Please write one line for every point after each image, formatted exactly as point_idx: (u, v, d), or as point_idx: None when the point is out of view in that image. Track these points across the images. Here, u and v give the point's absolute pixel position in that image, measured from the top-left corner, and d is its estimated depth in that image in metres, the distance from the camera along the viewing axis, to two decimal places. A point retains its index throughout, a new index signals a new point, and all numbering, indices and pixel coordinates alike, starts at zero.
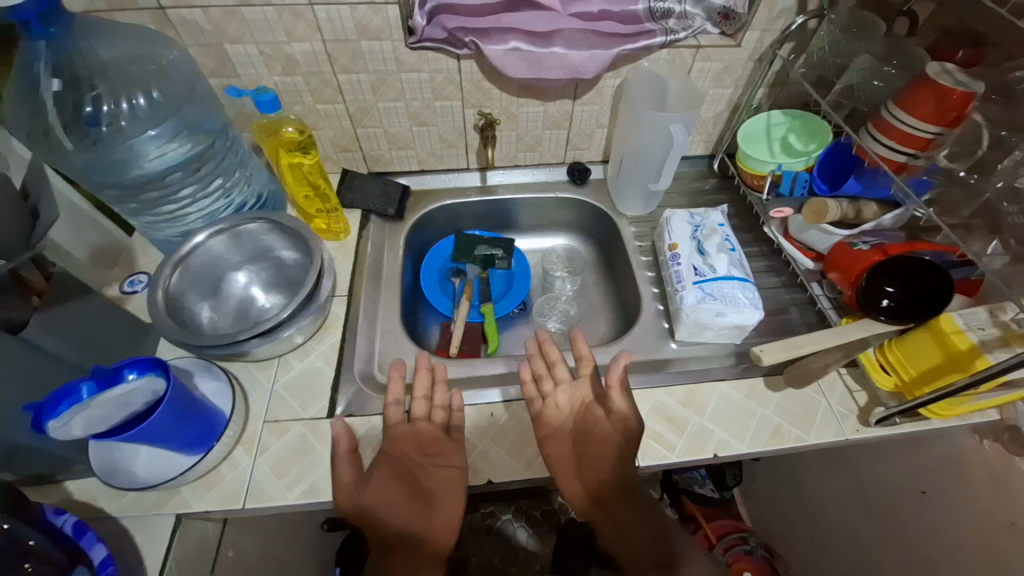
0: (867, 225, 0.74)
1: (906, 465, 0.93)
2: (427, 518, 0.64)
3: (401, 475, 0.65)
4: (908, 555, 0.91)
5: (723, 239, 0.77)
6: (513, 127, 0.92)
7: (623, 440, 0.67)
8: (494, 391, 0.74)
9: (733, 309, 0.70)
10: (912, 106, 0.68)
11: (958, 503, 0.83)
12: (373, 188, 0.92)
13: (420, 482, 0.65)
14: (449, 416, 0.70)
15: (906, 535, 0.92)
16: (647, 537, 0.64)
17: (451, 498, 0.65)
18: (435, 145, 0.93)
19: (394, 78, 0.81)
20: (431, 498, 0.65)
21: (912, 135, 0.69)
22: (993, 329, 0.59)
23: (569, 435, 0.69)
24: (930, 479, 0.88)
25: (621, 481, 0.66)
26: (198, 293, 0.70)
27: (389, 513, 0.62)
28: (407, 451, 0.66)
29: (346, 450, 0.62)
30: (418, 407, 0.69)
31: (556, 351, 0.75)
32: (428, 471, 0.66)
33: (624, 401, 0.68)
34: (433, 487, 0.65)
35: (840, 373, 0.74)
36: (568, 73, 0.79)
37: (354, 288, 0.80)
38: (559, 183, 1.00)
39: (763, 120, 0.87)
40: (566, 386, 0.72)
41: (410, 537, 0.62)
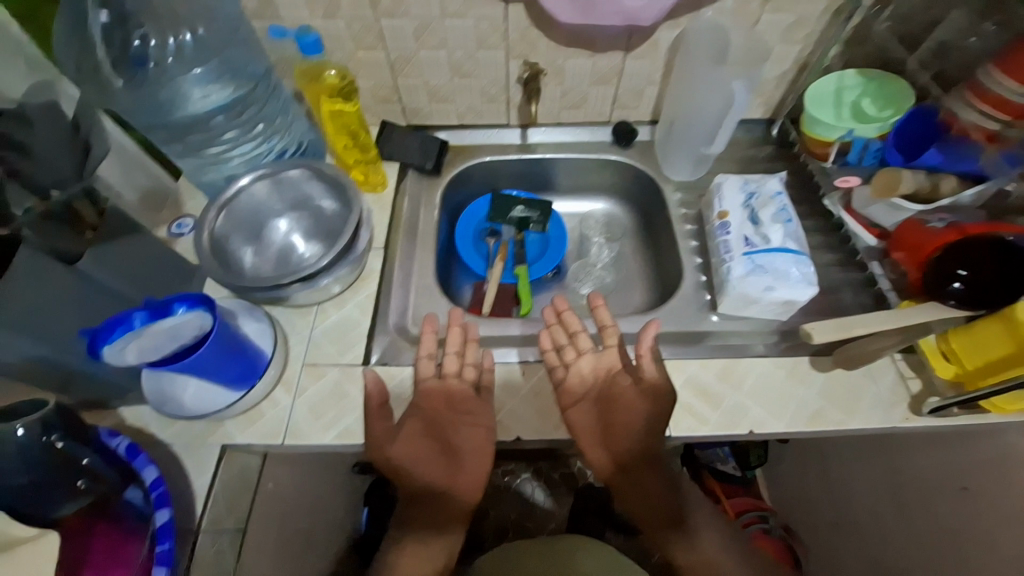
0: (944, 201, 0.67)
1: (949, 460, 0.88)
2: (452, 473, 0.66)
3: (428, 429, 0.67)
4: (939, 550, 0.89)
5: (781, 210, 0.72)
6: (558, 82, 0.87)
7: (652, 413, 0.65)
8: (512, 351, 0.75)
9: (784, 283, 0.66)
10: (1014, 69, 0.60)
11: (1002, 503, 0.79)
12: (411, 141, 0.90)
13: (447, 437, 0.67)
14: (481, 374, 0.70)
15: (939, 530, 0.89)
16: (668, 503, 0.65)
17: (478, 457, 0.66)
18: (476, 99, 0.90)
19: (437, 24, 0.77)
20: (456, 454, 0.67)
21: (1009, 102, 0.61)
22: None
23: (592, 404, 0.69)
24: (976, 476, 0.84)
25: (647, 452, 0.66)
26: (242, 237, 0.72)
27: (417, 467, 0.65)
28: (437, 407, 0.67)
29: (377, 404, 0.62)
30: (449, 364, 0.70)
31: (577, 321, 0.73)
32: (457, 428, 0.67)
33: (656, 369, 0.66)
34: (459, 443, 0.67)
35: (893, 360, 0.69)
36: (623, 20, 0.73)
37: (391, 242, 0.80)
38: (602, 144, 0.95)
39: (835, 81, 0.80)
40: (590, 355, 0.71)
41: (433, 490, 0.65)
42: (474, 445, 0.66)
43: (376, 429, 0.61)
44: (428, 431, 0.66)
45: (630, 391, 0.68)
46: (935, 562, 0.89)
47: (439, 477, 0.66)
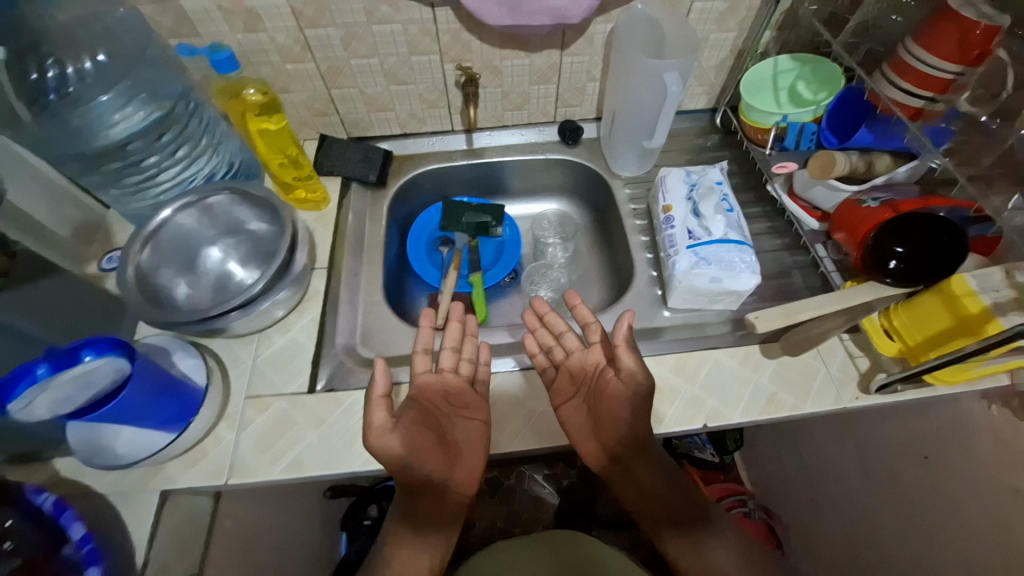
0: (878, 178, 0.68)
1: (909, 431, 0.90)
2: (453, 468, 0.63)
3: (425, 419, 0.63)
4: (907, 518, 0.91)
5: (721, 199, 0.72)
6: (498, 83, 0.86)
7: (633, 397, 0.65)
8: (509, 359, 0.75)
9: (730, 275, 0.67)
10: (933, 44, 0.61)
11: (960, 468, 0.81)
12: (353, 154, 0.87)
13: (444, 429, 0.65)
14: (476, 369, 0.71)
15: (907, 498, 0.91)
16: (661, 490, 0.66)
17: (475, 453, 0.64)
18: (416, 105, 0.88)
19: (365, 31, 0.75)
20: (454, 446, 0.64)
21: (930, 76, 0.63)
22: (1008, 291, 0.56)
23: (582, 400, 0.69)
24: (934, 443, 0.86)
25: (636, 441, 0.65)
26: (173, 269, 0.68)
27: (421, 461, 0.58)
28: (434, 402, 0.66)
29: (381, 393, 0.57)
30: (446, 359, 0.70)
31: (561, 323, 0.74)
32: (455, 421, 0.66)
33: (632, 358, 0.65)
34: (457, 436, 0.65)
35: (841, 339, 0.70)
36: (551, 18, 0.72)
37: (334, 261, 0.77)
38: (549, 144, 0.95)
39: (770, 66, 0.80)
40: (578, 353, 0.71)
41: (433, 483, 0.61)
42: (464, 438, 0.65)
43: (376, 419, 0.55)
44: (426, 421, 0.62)
45: (620, 383, 0.66)
46: (905, 531, 0.91)
47: (443, 469, 0.61)
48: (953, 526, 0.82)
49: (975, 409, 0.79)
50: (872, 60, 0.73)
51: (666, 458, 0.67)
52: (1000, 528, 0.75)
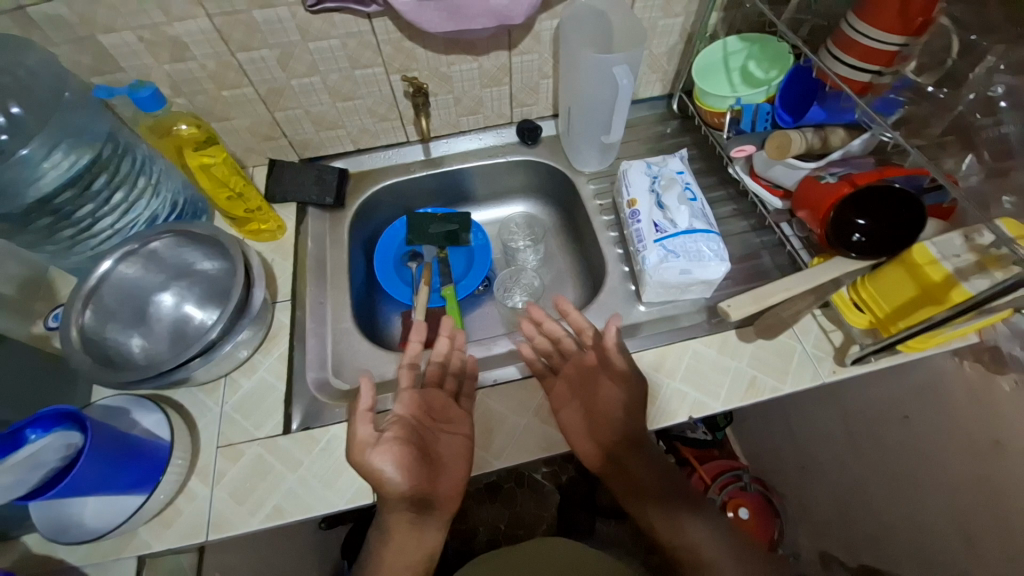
0: (834, 154, 0.68)
1: (888, 391, 0.92)
2: (434, 481, 0.60)
3: (409, 434, 0.61)
4: (895, 477, 0.93)
5: (684, 189, 0.72)
6: (449, 90, 0.83)
7: (627, 397, 0.65)
8: (510, 367, 0.72)
9: (700, 265, 0.67)
10: (875, 16, 0.61)
11: (939, 425, 0.83)
12: (305, 176, 0.84)
13: (427, 444, 0.62)
14: (463, 385, 0.70)
15: (893, 456, 0.93)
16: (659, 486, 0.63)
17: (460, 466, 0.62)
18: (366, 120, 0.85)
19: (301, 50, 0.72)
20: (437, 461, 0.61)
21: (875, 50, 0.62)
22: (970, 255, 0.55)
23: (579, 405, 0.68)
24: (914, 403, 0.87)
25: (634, 437, 0.64)
26: (121, 323, 0.64)
27: (399, 471, 0.56)
28: (419, 415, 0.64)
29: (365, 408, 0.58)
30: (430, 373, 0.70)
31: (558, 328, 0.74)
32: (437, 435, 0.63)
33: (623, 361, 0.66)
34: (440, 452, 0.62)
35: (814, 315, 0.71)
36: (493, 21, 0.70)
37: (297, 291, 0.74)
38: (509, 146, 0.93)
39: (719, 49, 0.80)
40: (574, 358, 0.71)
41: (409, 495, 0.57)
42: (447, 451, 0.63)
43: (360, 431, 0.56)
44: (409, 436, 0.60)
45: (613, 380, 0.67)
46: (893, 488, 0.94)
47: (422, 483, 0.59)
48: (938, 481, 0.85)
49: (949, 367, 0.81)
50: (817, 32, 0.73)
51: (662, 456, 0.65)
52: (982, 479, 0.77)
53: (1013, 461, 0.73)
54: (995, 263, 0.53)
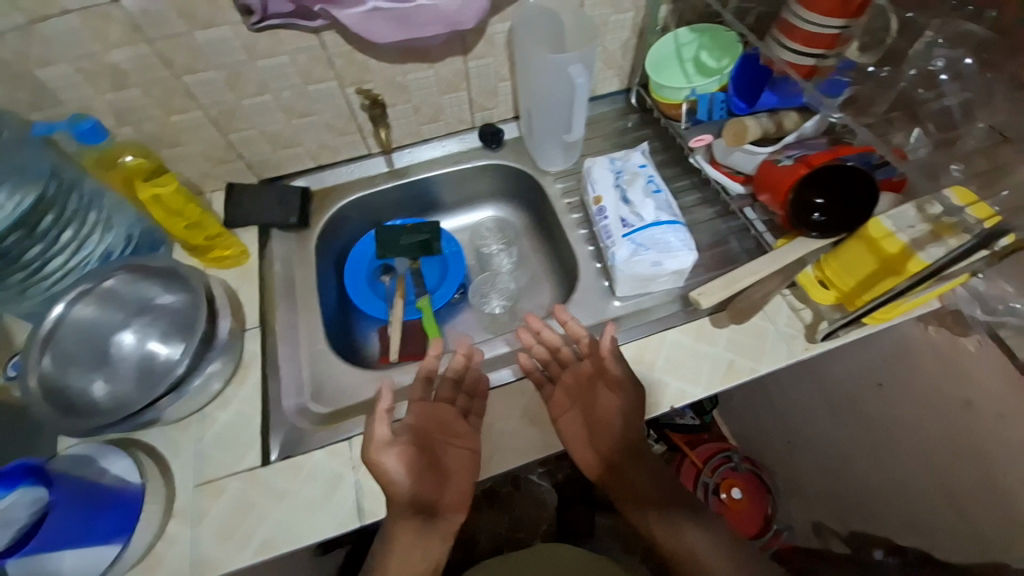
0: (789, 137, 0.70)
1: (856, 360, 0.95)
2: (440, 489, 0.61)
3: (418, 442, 0.61)
4: (876, 440, 0.96)
5: (647, 182, 0.73)
6: (407, 99, 0.82)
7: (627, 404, 0.64)
8: (505, 370, 0.72)
9: (668, 255, 0.68)
10: (812, 1, 0.63)
11: (911, 387, 0.86)
12: (267, 198, 0.82)
13: (436, 453, 0.62)
14: (472, 403, 0.67)
15: (872, 421, 0.96)
16: (656, 493, 0.64)
17: (462, 478, 0.62)
18: (325, 135, 0.83)
19: (249, 69, 0.70)
20: (442, 471, 0.62)
21: (815, 36, 0.65)
22: (923, 226, 0.60)
23: (579, 412, 0.67)
24: (886, 369, 0.90)
25: (634, 443, 0.65)
26: (82, 367, 0.62)
27: (405, 478, 0.57)
28: (427, 427, 0.63)
29: (386, 409, 0.57)
30: (442, 389, 0.68)
31: (557, 336, 0.72)
32: (446, 447, 0.63)
33: (619, 367, 0.66)
34: (446, 462, 0.62)
35: (783, 295, 0.72)
36: (446, 27, 0.68)
37: (267, 316, 0.72)
38: (473, 151, 0.92)
39: (671, 41, 0.81)
40: (574, 366, 0.70)
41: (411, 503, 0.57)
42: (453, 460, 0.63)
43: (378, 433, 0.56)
44: (418, 445, 0.60)
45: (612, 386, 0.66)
46: (875, 451, 0.96)
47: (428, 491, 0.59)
48: (917, 441, 0.87)
49: (916, 333, 0.83)
50: (763, 19, 0.74)
51: (659, 462, 0.66)
52: (958, 434, 0.80)
53: (984, 416, 0.76)
54: (948, 230, 0.57)
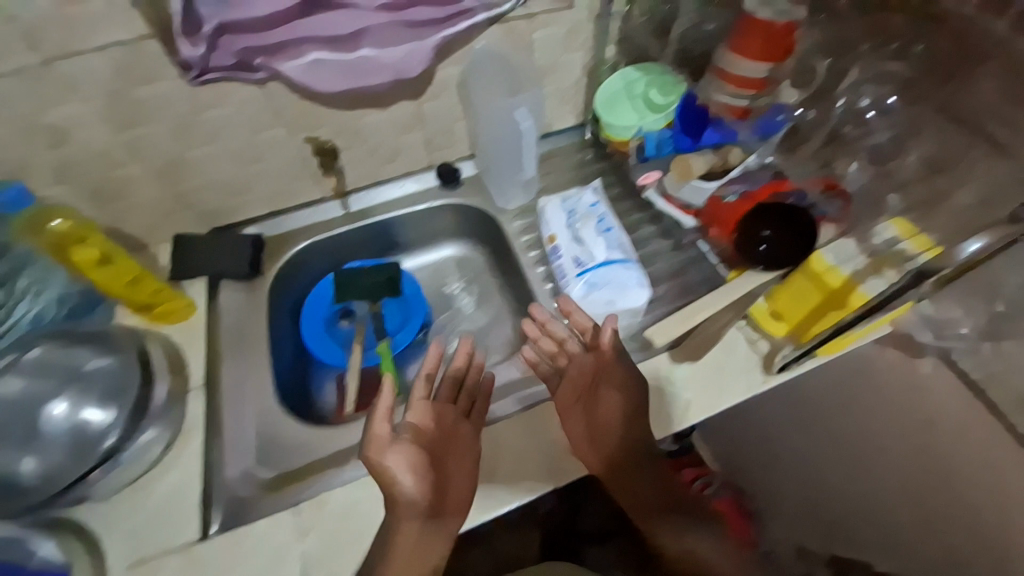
0: (734, 171, 0.71)
1: (825, 381, 0.93)
2: (441, 492, 0.59)
3: (420, 441, 0.61)
4: (849, 459, 0.94)
5: (599, 222, 0.74)
6: (360, 144, 0.82)
7: (630, 406, 0.64)
8: (509, 399, 0.70)
9: (622, 295, 0.70)
10: (745, 49, 0.66)
11: (879, 408, 0.85)
12: (218, 248, 0.80)
13: (439, 454, 0.61)
14: (474, 403, 0.66)
15: (844, 440, 0.94)
16: (661, 502, 0.68)
17: (464, 480, 0.60)
18: (277, 182, 0.81)
19: (194, 122, 0.69)
20: (444, 473, 0.60)
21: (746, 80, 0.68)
22: (863, 257, 0.61)
23: (582, 411, 0.66)
24: (850, 388, 0.89)
25: (635, 446, 0.65)
26: (11, 444, 0.60)
27: (407, 479, 0.57)
28: (431, 429, 0.62)
29: (383, 409, 0.58)
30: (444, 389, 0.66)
31: (563, 328, 0.69)
32: (448, 448, 0.62)
33: (619, 362, 0.65)
34: (449, 465, 0.61)
35: (738, 327, 0.71)
36: (391, 75, 0.70)
37: (212, 375, 0.70)
38: (431, 191, 0.92)
39: (620, 79, 0.82)
40: (580, 359, 0.68)
41: (416, 508, 0.57)
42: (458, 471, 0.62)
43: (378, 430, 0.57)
44: (419, 444, 0.60)
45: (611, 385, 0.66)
46: (847, 470, 0.95)
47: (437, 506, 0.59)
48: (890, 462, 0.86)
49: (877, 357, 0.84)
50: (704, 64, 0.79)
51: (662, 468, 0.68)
52: (929, 453, 0.80)
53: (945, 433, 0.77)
54: (890, 259, 0.59)
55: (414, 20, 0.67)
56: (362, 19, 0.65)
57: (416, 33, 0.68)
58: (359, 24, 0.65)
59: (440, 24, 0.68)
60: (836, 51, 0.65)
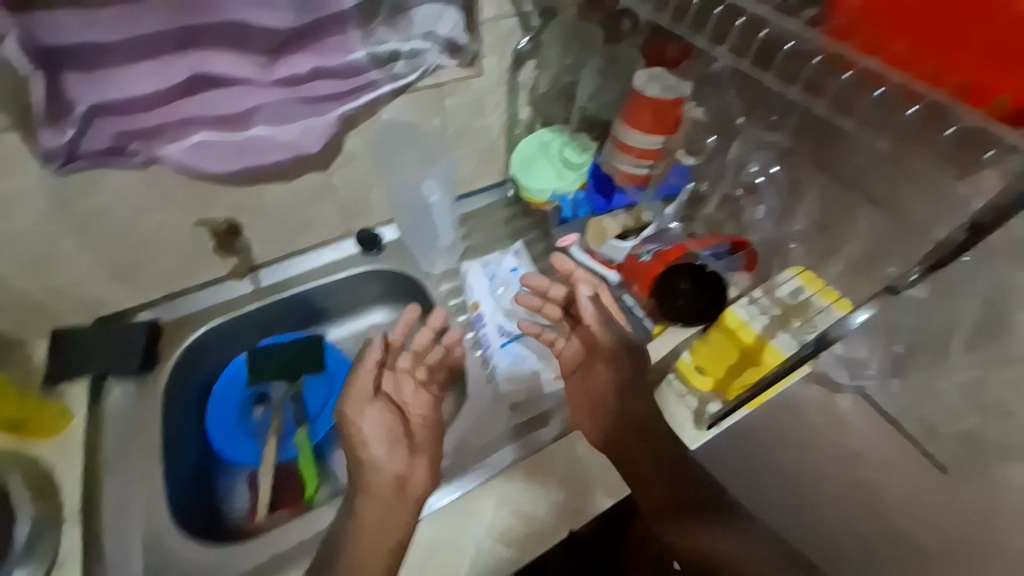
0: (647, 231, 0.74)
1: None
2: (407, 460, 0.61)
3: (393, 407, 0.66)
4: None
5: (521, 288, 0.76)
6: (266, 218, 0.78)
7: (620, 377, 0.67)
8: (505, 451, 0.65)
9: (548, 362, 0.73)
10: (635, 123, 0.66)
11: None
12: (104, 342, 0.72)
13: (406, 422, 0.66)
14: (435, 380, 0.72)
15: None
16: (680, 496, 0.61)
17: (429, 452, 0.63)
18: (174, 263, 0.75)
19: (64, 211, 0.63)
20: (411, 441, 0.64)
21: (645, 149, 0.68)
22: (774, 309, 0.65)
23: (579, 379, 0.68)
24: None
25: (637, 424, 0.64)
26: None
27: (375, 438, 0.62)
28: (400, 404, 0.67)
29: (375, 361, 0.67)
30: (407, 363, 0.70)
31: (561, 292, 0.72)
32: (413, 420, 0.66)
33: (604, 333, 0.68)
34: (413, 433, 0.65)
35: (666, 382, 0.68)
36: (287, 150, 0.70)
37: (91, 498, 0.63)
38: (350, 259, 0.87)
39: (535, 140, 0.83)
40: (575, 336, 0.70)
41: (381, 475, 0.59)
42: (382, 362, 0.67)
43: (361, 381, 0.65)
44: (394, 408, 0.66)
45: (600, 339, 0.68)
46: None
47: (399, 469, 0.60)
48: None
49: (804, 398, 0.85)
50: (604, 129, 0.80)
51: (662, 447, 0.63)
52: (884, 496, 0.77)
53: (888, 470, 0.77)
54: (798, 313, 0.64)
55: (313, 95, 0.65)
56: (257, 96, 0.62)
57: (315, 108, 0.67)
58: (254, 101, 0.62)
59: (339, 98, 0.68)
60: (720, 130, 0.69)
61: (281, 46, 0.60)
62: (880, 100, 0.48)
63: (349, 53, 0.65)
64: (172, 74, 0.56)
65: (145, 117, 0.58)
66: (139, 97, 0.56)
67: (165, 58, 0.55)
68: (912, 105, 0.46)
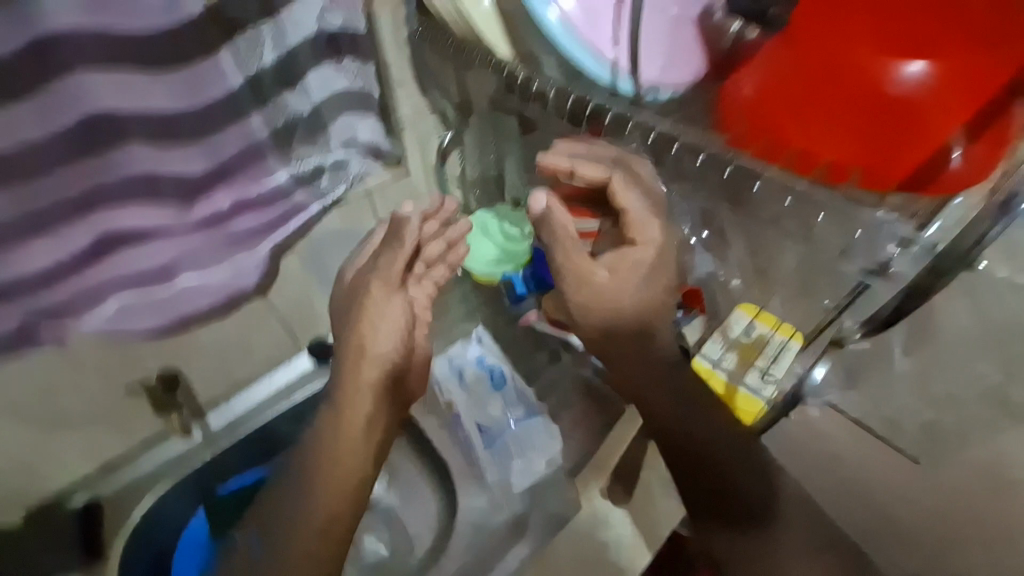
0: None
1: None
2: (381, 340, 0.68)
3: (410, 309, 0.71)
4: None
5: (491, 379, 0.77)
6: (204, 358, 0.73)
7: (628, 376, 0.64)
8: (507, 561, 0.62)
9: (533, 453, 0.71)
10: None
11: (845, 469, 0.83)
12: (39, 541, 0.66)
13: (387, 290, 0.70)
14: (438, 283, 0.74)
15: None
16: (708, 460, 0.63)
17: (399, 331, 0.69)
18: (106, 430, 0.69)
19: None
20: (381, 314, 0.68)
21: None
22: (735, 350, 0.69)
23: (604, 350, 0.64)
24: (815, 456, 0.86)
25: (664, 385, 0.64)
26: None
27: (356, 309, 0.69)
28: (388, 284, 0.70)
29: (410, 253, 0.72)
30: (432, 285, 0.73)
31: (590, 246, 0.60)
32: (402, 297, 0.71)
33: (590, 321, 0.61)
34: (399, 313, 0.70)
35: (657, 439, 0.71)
36: (222, 292, 0.68)
37: None
38: (305, 376, 0.82)
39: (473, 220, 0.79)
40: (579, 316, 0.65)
41: (352, 342, 0.68)
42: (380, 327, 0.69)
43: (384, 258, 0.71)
44: (405, 309, 0.71)
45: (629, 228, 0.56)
46: None
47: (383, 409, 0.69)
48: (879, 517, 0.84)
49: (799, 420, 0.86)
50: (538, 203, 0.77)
51: (684, 418, 0.64)
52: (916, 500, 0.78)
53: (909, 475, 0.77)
54: (759, 352, 0.68)
55: (236, 232, 0.65)
56: (175, 247, 0.59)
57: (239, 245, 0.66)
58: (174, 252, 0.60)
59: (262, 229, 0.68)
60: None
61: (195, 190, 0.59)
62: (760, 194, 0.44)
63: (272, 176, 0.65)
64: (73, 239, 0.50)
65: (52, 292, 0.52)
66: (41, 271, 0.50)
67: (66, 226, 0.49)
68: (820, 212, 0.42)
